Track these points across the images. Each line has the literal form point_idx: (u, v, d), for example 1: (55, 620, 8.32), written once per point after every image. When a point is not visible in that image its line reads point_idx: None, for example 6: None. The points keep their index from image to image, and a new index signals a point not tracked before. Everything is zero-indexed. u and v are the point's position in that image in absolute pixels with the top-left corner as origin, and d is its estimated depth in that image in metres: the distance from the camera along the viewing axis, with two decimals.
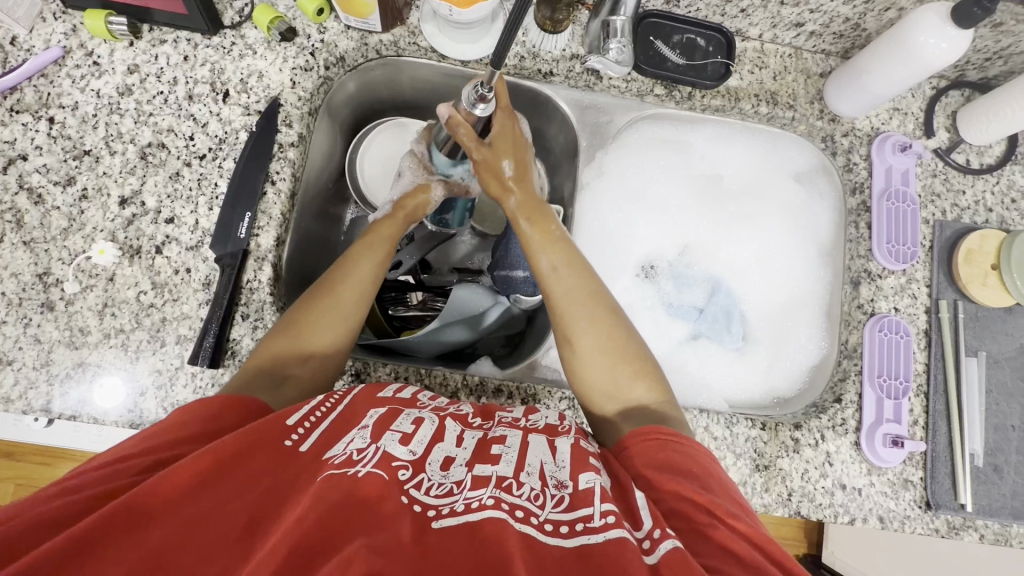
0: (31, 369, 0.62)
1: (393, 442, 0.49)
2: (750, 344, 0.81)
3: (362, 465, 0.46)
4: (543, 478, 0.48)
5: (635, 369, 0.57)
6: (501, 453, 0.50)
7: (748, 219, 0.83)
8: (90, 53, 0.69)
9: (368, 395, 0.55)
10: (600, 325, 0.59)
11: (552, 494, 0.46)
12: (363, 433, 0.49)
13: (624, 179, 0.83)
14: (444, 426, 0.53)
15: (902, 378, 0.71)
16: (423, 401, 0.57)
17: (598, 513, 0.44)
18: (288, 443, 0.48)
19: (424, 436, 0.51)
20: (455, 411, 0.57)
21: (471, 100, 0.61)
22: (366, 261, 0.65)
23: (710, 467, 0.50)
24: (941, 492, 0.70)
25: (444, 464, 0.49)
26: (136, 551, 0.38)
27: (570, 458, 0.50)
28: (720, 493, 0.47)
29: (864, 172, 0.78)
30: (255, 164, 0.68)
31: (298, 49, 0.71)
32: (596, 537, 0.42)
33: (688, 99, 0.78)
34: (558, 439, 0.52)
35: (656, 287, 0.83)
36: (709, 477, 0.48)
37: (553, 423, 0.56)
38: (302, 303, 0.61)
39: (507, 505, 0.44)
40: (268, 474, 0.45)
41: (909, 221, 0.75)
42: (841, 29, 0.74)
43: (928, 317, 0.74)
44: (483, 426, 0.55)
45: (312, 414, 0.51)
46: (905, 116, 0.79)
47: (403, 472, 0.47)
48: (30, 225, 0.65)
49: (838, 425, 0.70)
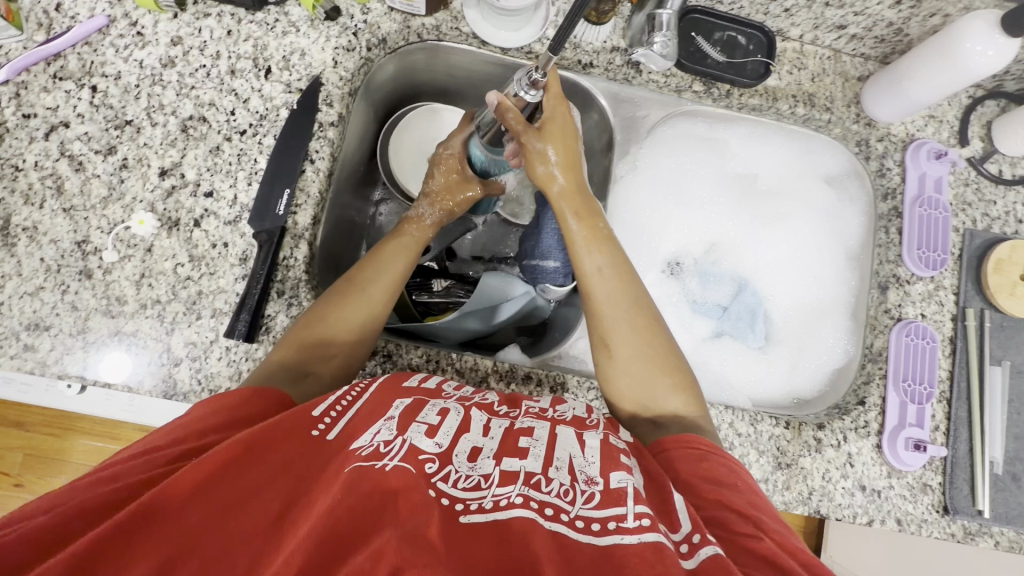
0: (67, 336, 0.63)
1: (419, 434, 0.48)
2: (773, 343, 0.81)
3: (389, 459, 0.45)
4: (572, 472, 0.47)
5: (672, 379, 0.58)
6: (528, 447, 0.49)
7: (777, 220, 0.84)
8: (134, 24, 0.69)
9: (393, 386, 0.54)
10: (640, 335, 0.59)
11: (582, 490, 0.45)
12: (389, 424, 0.49)
13: (657, 174, 0.83)
14: (469, 416, 0.52)
15: (926, 384, 0.72)
16: (448, 392, 0.57)
17: (632, 514, 0.42)
18: (316, 432, 0.48)
19: (449, 428, 0.50)
20: (480, 400, 0.56)
21: (524, 86, 0.63)
22: (395, 263, 0.66)
23: (749, 484, 0.50)
24: (959, 498, 0.70)
25: (471, 456, 0.48)
26: (177, 535, 0.39)
27: (600, 454, 0.49)
28: (762, 509, 0.47)
29: (897, 178, 0.78)
30: (296, 141, 0.68)
31: (341, 28, 0.71)
32: (629, 538, 0.40)
33: (725, 97, 0.78)
34: (586, 432, 0.52)
35: (681, 283, 0.83)
36: (751, 494, 0.48)
37: (581, 417, 0.55)
38: (331, 297, 0.61)
39: (536, 503, 0.44)
40: (295, 461, 0.45)
41: (940, 228, 0.75)
42: (883, 34, 0.74)
43: (953, 324, 0.74)
44: (509, 414, 0.54)
45: (339, 404, 0.51)
46: (940, 124, 0.79)
47: (429, 465, 0.46)
48: (70, 192, 0.65)
49: (860, 427, 0.71)
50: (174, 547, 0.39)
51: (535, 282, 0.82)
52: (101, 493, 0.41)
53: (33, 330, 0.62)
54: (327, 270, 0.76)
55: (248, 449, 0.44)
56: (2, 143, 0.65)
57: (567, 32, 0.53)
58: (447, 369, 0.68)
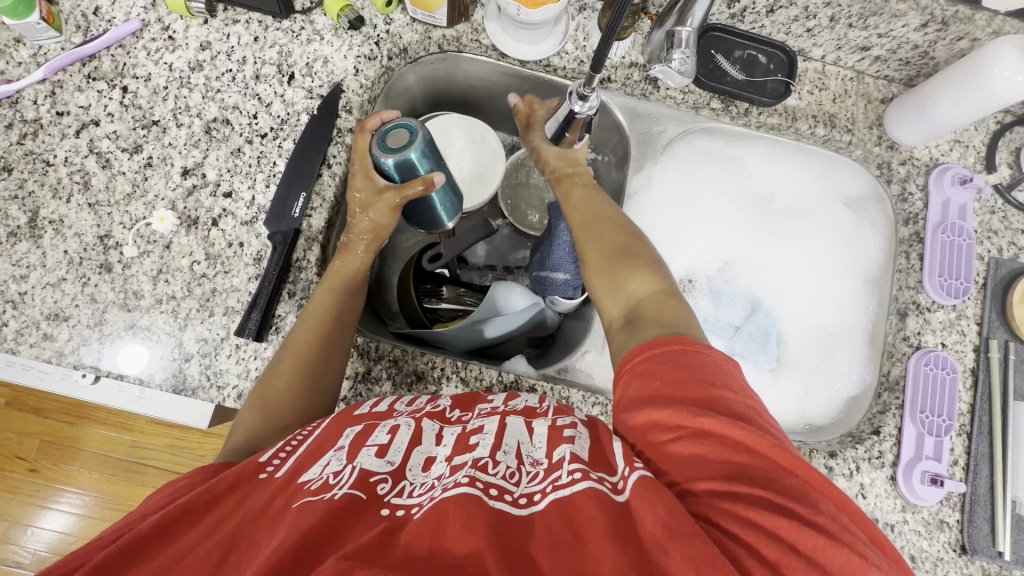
0: (84, 327, 0.64)
1: (369, 456, 0.48)
2: (785, 366, 0.80)
3: (339, 488, 0.44)
4: (519, 457, 0.48)
5: (632, 269, 0.57)
6: (478, 441, 0.49)
7: (795, 241, 0.82)
8: (166, 28, 0.71)
9: (343, 417, 0.53)
10: (601, 243, 0.61)
11: (528, 471, 0.47)
12: (339, 455, 0.48)
13: (672, 191, 0.82)
14: (421, 428, 0.53)
15: (945, 416, 0.69)
16: (400, 410, 0.56)
17: (566, 471, 0.45)
18: (264, 475, 0.47)
19: (400, 445, 0.50)
20: (432, 409, 0.56)
21: (572, 100, 0.64)
22: (328, 304, 0.62)
23: (682, 371, 0.45)
24: (979, 538, 0.67)
25: (426, 466, 0.49)
26: None
27: (547, 438, 0.50)
28: (692, 404, 0.43)
29: (919, 203, 0.76)
30: (315, 146, 0.69)
31: (363, 38, 0.73)
32: (564, 492, 0.43)
33: (744, 115, 0.77)
34: (535, 420, 0.53)
35: (693, 301, 0.82)
36: (680, 389, 0.44)
37: (531, 406, 0.56)
38: (271, 371, 0.58)
39: (481, 483, 0.44)
40: (243, 506, 0.44)
41: (963, 255, 0.73)
42: (908, 56, 0.73)
43: (976, 355, 0.72)
44: (461, 420, 0.54)
45: (285, 448, 0.50)
46: (966, 149, 0.77)
47: (381, 485, 0.46)
48: (96, 188, 0.67)
49: (874, 458, 0.69)
50: None
51: (543, 294, 0.81)
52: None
53: (54, 320, 0.64)
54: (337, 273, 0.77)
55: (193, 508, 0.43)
56: (35, 139, 0.67)
57: (602, 58, 0.54)
58: (452, 376, 0.67)
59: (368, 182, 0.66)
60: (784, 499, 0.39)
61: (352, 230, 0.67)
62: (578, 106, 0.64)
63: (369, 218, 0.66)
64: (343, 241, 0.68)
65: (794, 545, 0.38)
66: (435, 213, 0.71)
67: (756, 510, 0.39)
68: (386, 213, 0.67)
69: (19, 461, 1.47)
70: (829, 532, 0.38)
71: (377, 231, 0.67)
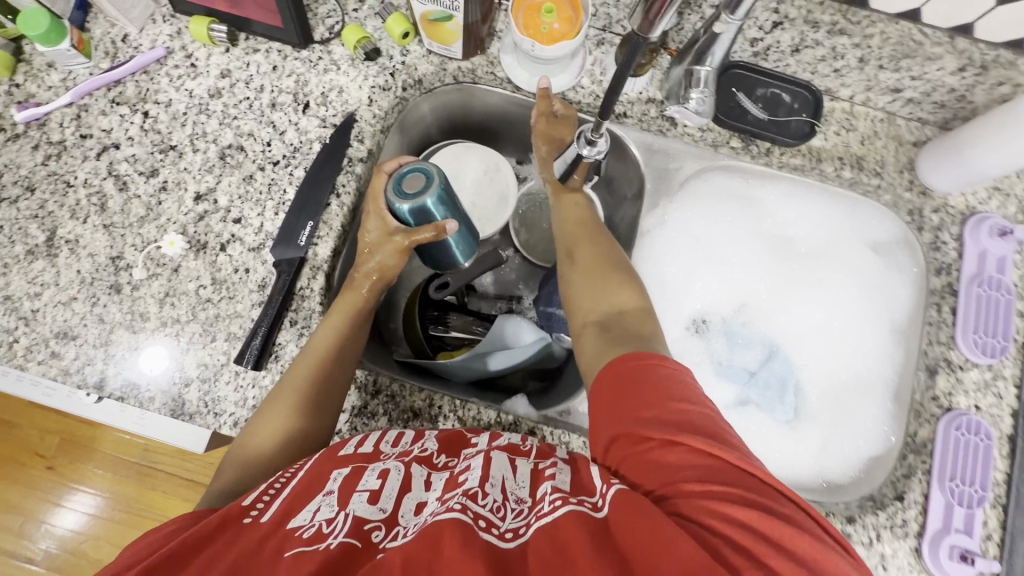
0: (91, 347, 0.65)
1: (361, 503, 0.46)
2: (802, 418, 0.75)
3: (333, 538, 0.43)
4: (504, 492, 0.46)
5: (620, 284, 0.58)
6: (466, 476, 0.47)
7: (816, 287, 0.78)
8: (189, 56, 0.73)
9: (328, 456, 0.51)
10: (589, 248, 0.62)
11: (513, 508, 0.45)
12: (330, 500, 0.47)
13: (687, 229, 0.80)
14: (410, 474, 0.50)
15: (977, 486, 0.64)
16: (387, 452, 0.53)
17: (546, 499, 0.44)
18: (248, 519, 0.45)
19: (390, 492, 0.48)
20: (420, 452, 0.53)
21: (581, 142, 0.63)
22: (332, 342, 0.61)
23: (650, 384, 0.45)
24: None
25: (417, 510, 0.47)
26: None
27: (530, 477, 0.48)
28: (658, 419, 0.43)
29: (953, 253, 0.72)
30: (326, 175, 0.69)
31: (379, 68, 0.73)
32: (545, 519, 0.42)
33: (765, 155, 0.75)
34: (518, 459, 0.51)
35: (706, 343, 0.79)
36: (648, 402, 0.44)
37: (514, 443, 0.54)
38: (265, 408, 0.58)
39: (472, 512, 0.43)
40: (228, 553, 0.42)
41: (1001, 310, 0.69)
42: (943, 99, 0.69)
43: (1014, 421, 0.66)
44: (449, 466, 0.51)
45: (269, 490, 0.48)
46: (1007, 198, 0.72)
47: (376, 534, 0.45)
48: (112, 210, 0.68)
49: (897, 526, 0.64)
50: None
51: (551, 330, 0.81)
52: None
53: (62, 338, 0.65)
54: None
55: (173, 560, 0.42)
56: (59, 160, 0.69)
57: (614, 101, 0.55)
58: (449, 415, 0.66)
59: (380, 225, 0.65)
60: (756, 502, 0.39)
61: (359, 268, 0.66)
62: (586, 150, 0.63)
63: (376, 259, 0.65)
64: (351, 277, 0.67)
65: (771, 539, 0.37)
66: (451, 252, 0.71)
67: (732, 511, 0.38)
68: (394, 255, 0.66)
69: (37, 458, 1.51)
70: (800, 530, 0.38)
71: (386, 271, 0.66)
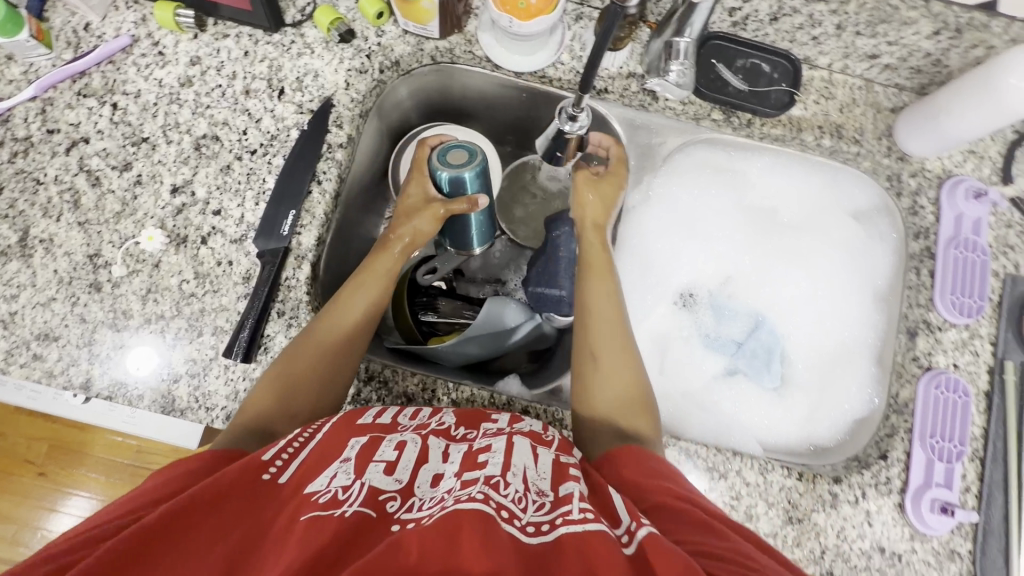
0: (74, 347, 0.64)
1: (376, 474, 0.47)
2: (789, 385, 0.77)
3: (348, 505, 0.43)
4: (526, 482, 0.46)
5: (637, 409, 0.58)
6: (488, 459, 0.48)
7: (799, 257, 0.79)
8: (156, 43, 0.70)
9: (346, 423, 0.52)
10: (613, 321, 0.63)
11: (534, 499, 0.44)
12: (347, 468, 0.47)
13: (672, 203, 0.80)
14: (427, 445, 0.52)
15: (956, 441, 0.66)
16: (404, 423, 0.55)
17: (577, 508, 0.42)
18: (267, 476, 0.46)
19: (408, 461, 0.50)
20: (438, 426, 0.55)
21: (563, 119, 0.63)
22: (355, 304, 0.64)
23: (668, 472, 0.50)
24: (992, 568, 0.64)
25: (433, 482, 0.48)
26: None
27: (551, 470, 0.48)
28: (677, 493, 0.47)
29: (931, 217, 0.73)
30: (306, 162, 0.68)
31: (354, 50, 0.72)
32: (573, 527, 0.40)
33: (746, 126, 0.75)
34: (540, 448, 0.51)
35: (693, 316, 0.80)
36: (670, 482, 0.48)
37: (536, 430, 0.54)
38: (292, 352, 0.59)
39: (494, 502, 0.42)
40: (247, 513, 0.42)
41: (976, 271, 0.71)
42: (919, 64, 0.70)
43: (990, 377, 0.69)
44: (466, 438, 0.53)
45: (288, 447, 0.49)
46: (981, 160, 0.74)
47: (391, 504, 0.45)
48: (86, 206, 0.66)
49: (881, 484, 0.66)
50: None
51: (541, 310, 0.81)
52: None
53: (44, 340, 0.64)
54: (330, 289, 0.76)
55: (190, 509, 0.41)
56: (26, 157, 0.67)
57: (591, 80, 0.54)
58: (443, 398, 0.66)
59: (420, 191, 0.71)
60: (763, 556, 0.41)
61: (394, 229, 0.70)
62: (567, 126, 0.63)
63: (413, 224, 0.69)
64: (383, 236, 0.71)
65: None
66: (469, 234, 0.73)
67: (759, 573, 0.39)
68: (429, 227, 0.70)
69: (27, 466, 1.49)
70: None
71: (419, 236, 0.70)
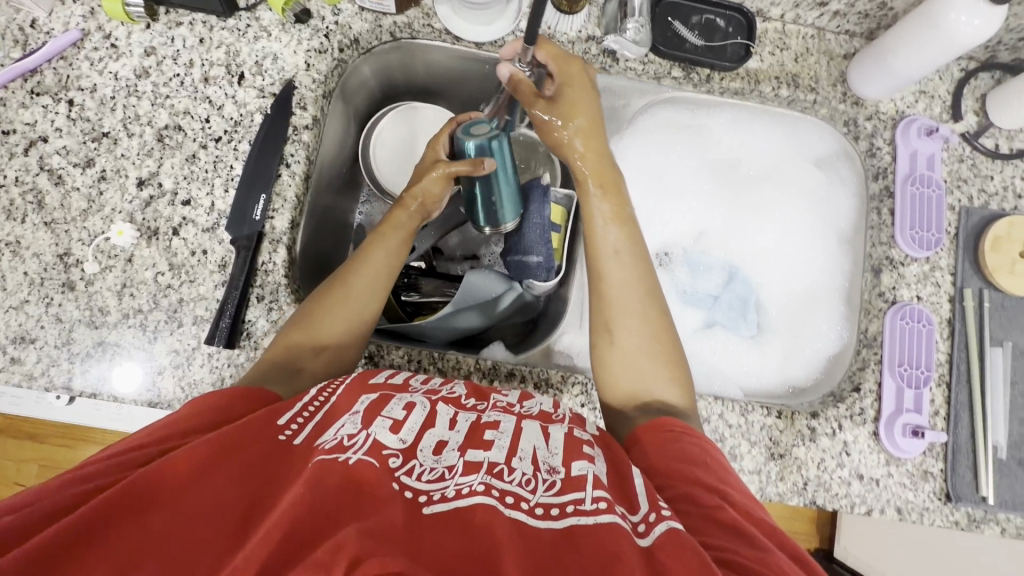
0: (53, 348, 0.63)
1: (383, 429, 0.47)
2: (766, 332, 0.80)
3: (353, 451, 0.44)
4: (535, 462, 0.46)
5: (672, 373, 0.57)
6: (494, 439, 0.48)
7: (767, 206, 0.82)
8: (107, 36, 0.69)
9: (359, 382, 0.53)
10: (636, 285, 0.61)
11: (544, 478, 0.45)
12: (354, 419, 0.48)
13: (641, 165, 0.82)
14: (435, 411, 0.51)
15: (923, 368, 0.69)
16: (416, 385, 0.55)
17: (590, 497, 0.42)
18: (283, 438, 0.46)
19: (413, 424, 0.49)
20: (447, 393, 0.55)
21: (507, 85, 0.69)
22: (376, 253, 0.68)
23: (695, 454, 0.49)
24: (962, 485, 0.68)
25: (437, 449, 0.47)
26: (140, 532, 0.38)
27: (564, 445, 0.48)
28: (703, 481, 0.46)
29: (888, 157, 0.76)
30: (271, 146, 0.68)
31: (312, 31, 0.71)
32: (586, 519, 0.41)
33: (705, 82, 0.76)
34: (552, 427, 0.51)
35: (669, 274, 0.82)
36: (696, 468, 0.47)
37: (547, 411, 0.54)
38: (317, 297, 0.63)
39: (497, 491, 0.43)
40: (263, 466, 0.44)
41: (933, 207, 0.73)
42: (866, 9, 0.72)
43: (951, 306, 0.72)
44: (477, 407, 0.53)
45: (305, 410, 0.49)
46: (931, 100, 0.76)
47: (392, 460, 0.45)
48: (51, 206, 0.65)
49: (856, 415, 0.69)
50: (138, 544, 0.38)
51: (519, 278, 0.80)
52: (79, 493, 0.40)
53: (20, 343, 0.63)
54: (310, 274, 0.76)
55: (212, 450, 0.43)
56: None
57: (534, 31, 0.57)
58: (430, 368, 0.67)
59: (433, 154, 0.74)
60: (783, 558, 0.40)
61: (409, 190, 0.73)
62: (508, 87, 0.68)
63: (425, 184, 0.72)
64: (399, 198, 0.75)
65: None
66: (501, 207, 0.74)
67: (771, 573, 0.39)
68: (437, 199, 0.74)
69: None
70: None
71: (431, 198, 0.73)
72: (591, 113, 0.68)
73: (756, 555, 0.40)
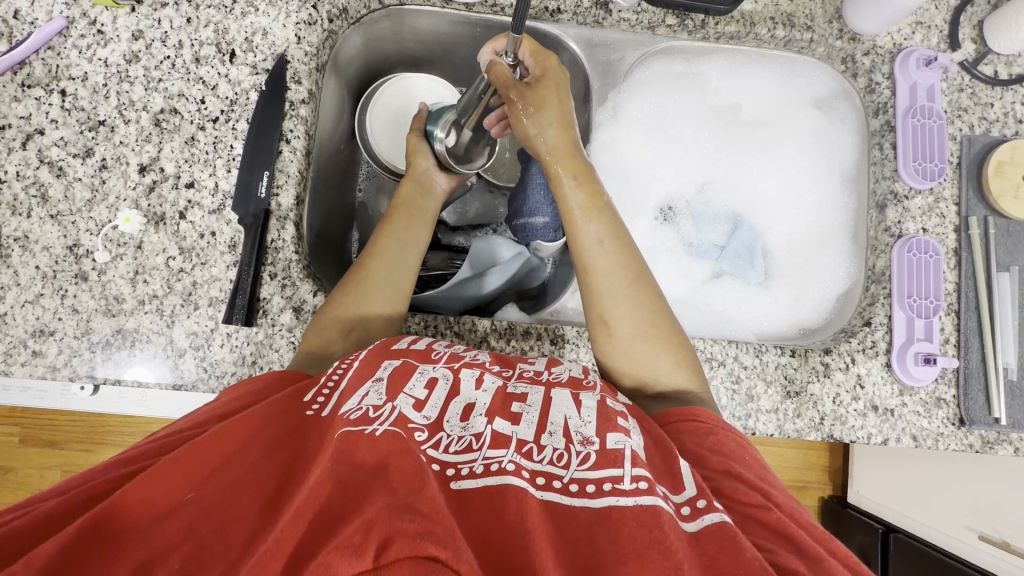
0: (72, 339, 0.64)
1: (407, 404, 0.47)
2: (773, 278, 0.80)
3: (379, 423, 0.44)
4: (567, 434, 0.46)
5: (675, 356, 0.57)
6: (521, 412, 0.48)
7: (769, 150, 0.82)
8: (93, 22, 0.68)
9: (381, 350, 0.54)
10: (628, 280, 0.59)
11: (577, 452, 0.45)
12: (378, 388, 0.49)
13: (640, 120, 0.82)
14: (459, 377, 0.52)
15: (932, 297, 0.70)
16: (439, 351, 0.56)
17: (630, 477, 0.42)
18: (311, 412, 0.48)
19: (437, 400, 0.49)
20: (471, 359, 0.55)
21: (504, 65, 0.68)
22: (387, 231, 0.69)
23: (734, 450, 0.49)
24: (975, 409, 0.69)
25: (463, 415, 0.48)
26: (173, 514, 0.39)
27: (595, 414, 0.48)
28: (747, 481, 0.46)
29: (887, 91, 0.76)
30: (270, 122, 0.67)
31: (300, 2, 0.70)
32: (625, 500, 0.40)
33: (700, 28, 0.76)
34: (581, 394, 0.51)
35: (675, 228, 0.82)
36: (738, 465, 0.48)
37: (576, 377, 0.54)
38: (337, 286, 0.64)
39: (527, 472, 0.43)
40: (292, 449, 0.45)
41: (935, 136, 0.73)
42: None
43: (957, 236, 0.72)
44: (504, 375, 0.54)
45: (330, 382, 0.51)
46: (928, 30, 0.76)
47: (418, 433, 0.45)
48: (55, 199, 0.65)
49: (868, 348, 0.70)
50: (172, 525, 0.38)
51: (527, 241, 0.83)
52: (122, 473, 0.42)
53: (40, 336, 0.63)
54: (319, 251, 0.77)
55: (242, 427, 0.44)
56: None
57: (524, 20, 0.55)
58: (447, 333, 0.68)
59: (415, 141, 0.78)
60: (832, 563, 0.40)
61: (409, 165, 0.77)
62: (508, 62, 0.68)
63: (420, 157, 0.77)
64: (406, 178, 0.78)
65: None
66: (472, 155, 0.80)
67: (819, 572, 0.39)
68: (443, 177, 0.78)
69: None
70: None
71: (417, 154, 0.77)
72: (563, 101, 0.67)
73: (804, 560, 0.40)
